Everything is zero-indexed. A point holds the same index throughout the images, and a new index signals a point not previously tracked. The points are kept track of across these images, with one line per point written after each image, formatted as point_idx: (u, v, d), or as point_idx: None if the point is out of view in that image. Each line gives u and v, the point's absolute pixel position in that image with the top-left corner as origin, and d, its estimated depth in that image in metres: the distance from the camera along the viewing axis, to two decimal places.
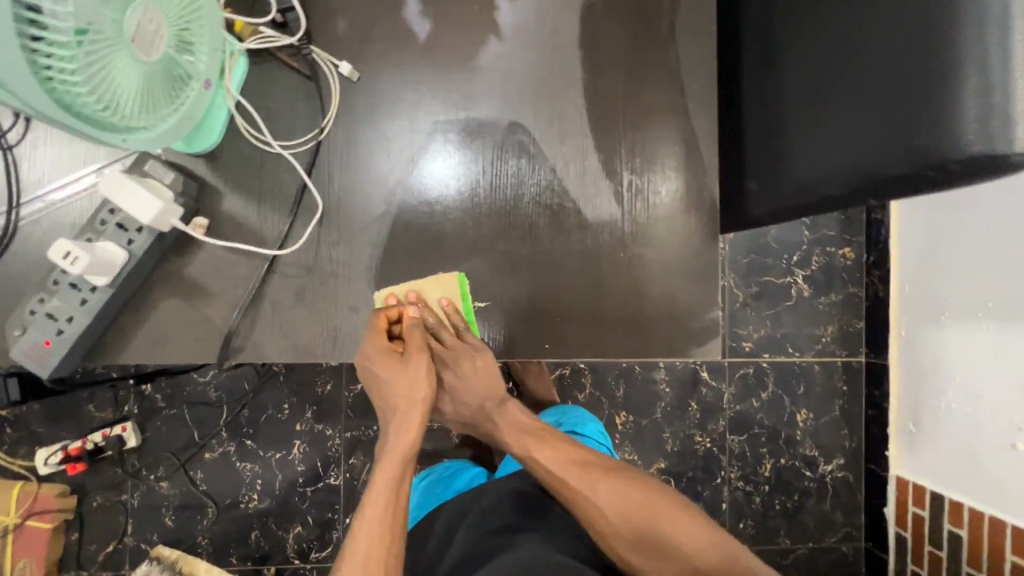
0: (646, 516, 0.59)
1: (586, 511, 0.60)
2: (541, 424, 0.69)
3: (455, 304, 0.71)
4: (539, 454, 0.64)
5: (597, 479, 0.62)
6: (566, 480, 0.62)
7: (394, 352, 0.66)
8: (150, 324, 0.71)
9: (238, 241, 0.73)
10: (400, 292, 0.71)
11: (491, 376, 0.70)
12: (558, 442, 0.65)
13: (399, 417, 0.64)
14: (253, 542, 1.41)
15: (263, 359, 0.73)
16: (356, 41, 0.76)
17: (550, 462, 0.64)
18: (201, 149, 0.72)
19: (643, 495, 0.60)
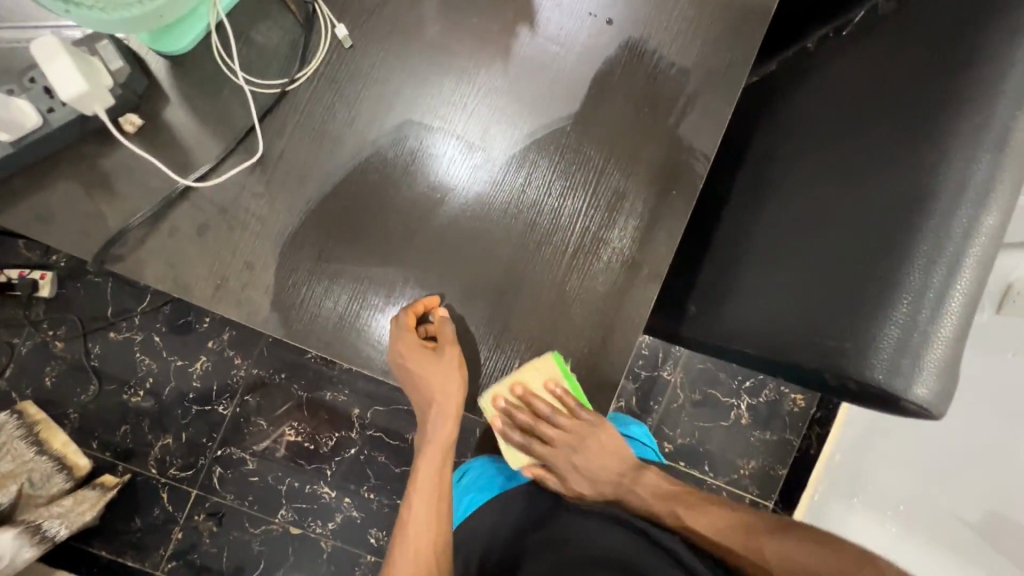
0: (797, 543, 0.63)
1: (747, 562, 0.64)
2: (670, 481, 0.76)
3: (557, 386, 0.72)
4: (687, 518, 0.69)
5: (726, 541, 0.66)
6: (730, 541, 0.66)
7: (426, 346, 0.71)
8: (40, 197, 0.68)
9: (160, 154, 0.70)
10: (507, 399, 0.72)
11: (609, 451, 0.75)
12: (692, 497, 0.73)
13: (436, 409, 0.73)
14: (118, 435, 1.37)
15: (137, 277, 0.69)
16: (363, 10, 0.73)
17: (703, 528, 0.68)
18: (167, 49, 0.68)
19: (821, 546, 0.62)
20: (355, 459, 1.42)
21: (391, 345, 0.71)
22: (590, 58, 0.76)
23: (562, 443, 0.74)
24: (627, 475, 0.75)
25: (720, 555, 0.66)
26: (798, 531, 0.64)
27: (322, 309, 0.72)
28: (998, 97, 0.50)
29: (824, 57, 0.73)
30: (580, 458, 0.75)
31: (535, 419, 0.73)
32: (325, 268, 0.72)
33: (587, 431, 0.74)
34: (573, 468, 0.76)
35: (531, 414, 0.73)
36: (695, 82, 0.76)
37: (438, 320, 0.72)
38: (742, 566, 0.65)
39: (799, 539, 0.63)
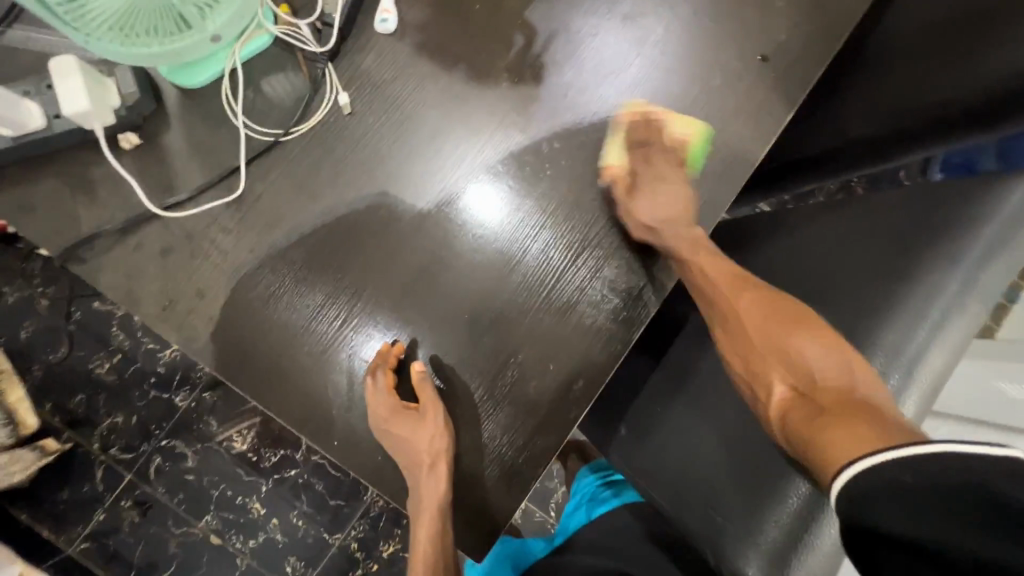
0: (806, 339, 0.63)
1: (728, 311, 0.69)
2: (698, 230, 0.76)
3: (688, 145, 0.79)
4: (688, 257, 0.73)
5: (721, 283, 0.71)
6: (720, 283, 0.71)
7: (408, 408, 0.73)
8: (25, 188, 0.72)
9: (148, 173, 0.74)
10: (640, 118, 0.79)
11: (673, 200, 0.77)
12: (709, 252, 0.74)
13: (428, 471, 0.72)
14: (71, 403, 1.38)
15: (94, 282, 0.72)
16: (370, 82, 0.77)
17: (703, 265, 0.73)
18: (184, 83, 0.73)
19: (778, 300, 0.67)
20: (294, 482, 1.40)
21: (372, 411, 0.73)
22: (574, 168, 0.78)
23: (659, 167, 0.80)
24: (680, 220, 0.76)
25: (706, 286, 0.72)
26: (804, 323, 0.64)
27: (263, 348, 0.74)
28: (919, 323, 0.60)
29: (800, 221, 0.75)
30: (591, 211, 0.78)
31: (653, 143, 0.80)
32: (276, 308, 0.74)
33: (669, 192, 0.78)
34: (652, 197, 0.77)
35: (651, 136, 0.80)
36: (670, 212, 0.78)
37: (419, 376, 0.74)
38: (726, 316, 0.70)
39: (800, 335, 0.63)
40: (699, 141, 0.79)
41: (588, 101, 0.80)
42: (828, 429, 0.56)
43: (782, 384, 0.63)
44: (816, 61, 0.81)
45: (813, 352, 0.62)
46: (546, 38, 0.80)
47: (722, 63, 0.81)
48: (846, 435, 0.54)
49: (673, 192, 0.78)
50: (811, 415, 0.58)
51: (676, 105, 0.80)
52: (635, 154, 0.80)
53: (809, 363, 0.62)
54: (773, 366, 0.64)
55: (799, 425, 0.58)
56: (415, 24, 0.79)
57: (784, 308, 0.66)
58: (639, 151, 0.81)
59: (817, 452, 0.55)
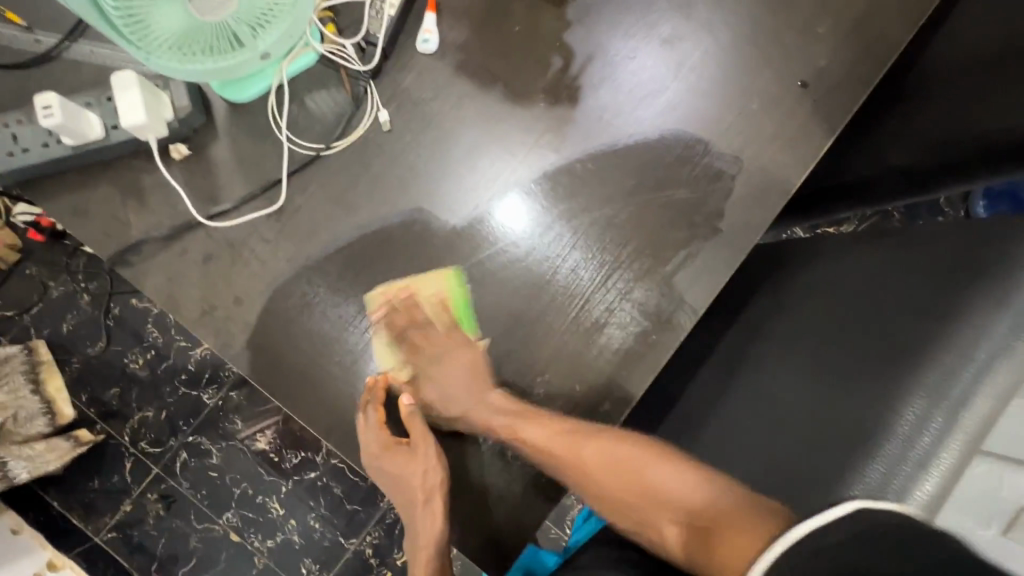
0: (662, 473, 0.65)
1: (578, 470, 0.68)
2: (516, 401, 0.73)
3: (447, 302, 0.77)
4: (524, 433, 0.71)
5: (562, 451, 0.69)
6: (557, 452, 0.69)
7: (399, 443, 0.75)
8: (81, 193, 0.75)
9: (195, 183, 0.77)
10: (395, 293, 0.76)
11: (467, 376, 0.75)
12: (535, 416, 0.72)
13: (423, 507, 0.73)
14: (105, 396, 1.43)
15: (139, 285, 0.75)
16: (409, 100, 0.79)
17: (535, 438, 0.70)
18: (232, 97, 0.77)
19: (617, 440, 0.68)
20: (312, 484, 1.41)
21: (363, 447, 0.74)
22: (606, 190, 0.79)
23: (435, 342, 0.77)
24: (478, 387, 0.74)
25: (550, 463, 0.70)
26: (653, 457, 0.66)
27: (294, 355, 0.75)
28: (959, 365, 0.51)
29: (839, 252, 0.74)
30: (436, 377, 0.76)
31: (410, 319, 0.76)
32: (310, 317, 0.76)
33: (461, 364, 0.75)
34: (435, 382, 0.76)
35: (410, 310, 0.76)
36: (702, 236, 0.78)
37: (409, 413, 0.76)
38: (589, 485, 0.69)
39: (646, 470, 0.66)
40: (456, 293, 0.77)
41: (623, 124, 0.80)
42: (710, 551, 0.56)
43: (669, 524, 0.62)
44: (857, 89, 0.80)
45: (669, 480, 0.64)
46: (582, 60, 0.81)
47: (760, 89, 0.81)
48: (735, 543, 0.53)
49: (454, 362, 0.75)
50: (701, 542, 0.58)
51: (711, 131, 0.80)
52: (403, 350, 0.76)
53: (668, 490, 0.63)
54: (656, 511, 0.64)
55: (700, 555, 0.57)
56: (455, 45, 0.80)
57: (633, 455, 0.67)
58: (402, 345, 0.76)
59: (714, 570, 0.55)
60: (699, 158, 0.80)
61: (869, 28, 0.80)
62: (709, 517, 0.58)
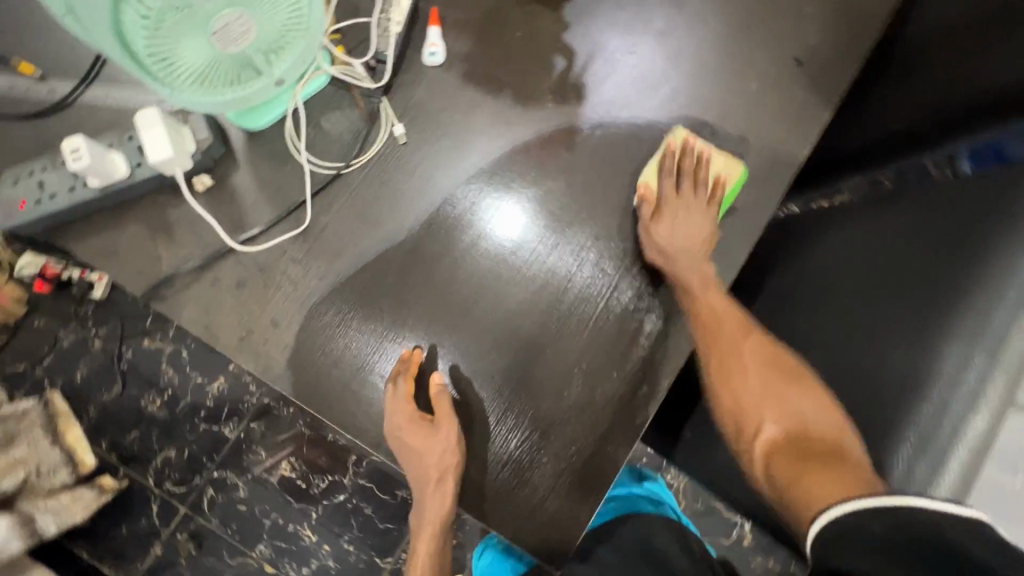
0: (802, 399, 0.65)
1: (727, 353, 0.69)
2: (702, 275, 0.75)
3: (727, 182, 0.78)
4: (698, 295, 0.73)
5: (730, 333, 0.70)
6: (725, 323, 0.71)
7: (423, 419, 0.74)
8: (109, 233, 0.77)
9: (220, 213, 0.78)
10: (678, 149, 0.78)
11: (689, 231, 0.75)
12: (721, 297, 0.73)
13: (434, 485, 0.74)
14: (127, 439, 1.42)
15: (173, 318, 0.76)
16: (422, 112, 0.81)
17: (710, 305, 0.72)
18: (249, 125, 0.78)
19: (778, 352, 0.69)
20: (342, 506, 1.41)
21: (389, 418, 0.74)
22: (620, 181, 0.81)
23: (687, 194, 0.77)
24: (697, 243, 0.76)
25: (708, 342, 0.70)
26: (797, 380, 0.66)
27: (334, 371, 0.77)
28: (993, 307, 0.55)
29: (850, 219, 0.77)
30: (668, 214, 0.76)
31: (693, 172, 0.78)
32: (345, 332, 0.77)
33: (694, 225, 0.76)
34: (671, 220, 0.76)
35: (690, 167, 0.78)
36: (718, 215, 0.80)
37: (438, 389, 0.75)
38: (720, 386, 0.69)
39: (795, 388, 0.66)
40: (733, 186, 0.78)
41: (629, 116, 0.83)
42: (803, 474, 0.59)
43: (772, 425, 0.64)
44: (849, 61, 0.83)
45: (809, 409, 0.64)
46: (584, 59, 0.84)
47: (757, 70, 0.84)
48: (827, 484, 0.56)
49: (703, 218, 0.76)
50: (799, 458, 0.60)
51: (713, 114, 0.83)
52: (667, 183, 0.78)
53: (807, 417, 0.63)
54: (778, 415, 0.65)
55: (786, 473, 0.60)
56: (461, 56, 0.83)
57: (784, 388, 0.66)
58: (671, 178, 0.78)
59: (793, 495, 0.58)
60: (706, 142, 0.82)
61: (853, 4, 0.84)
62: (818, 449, 0.60)
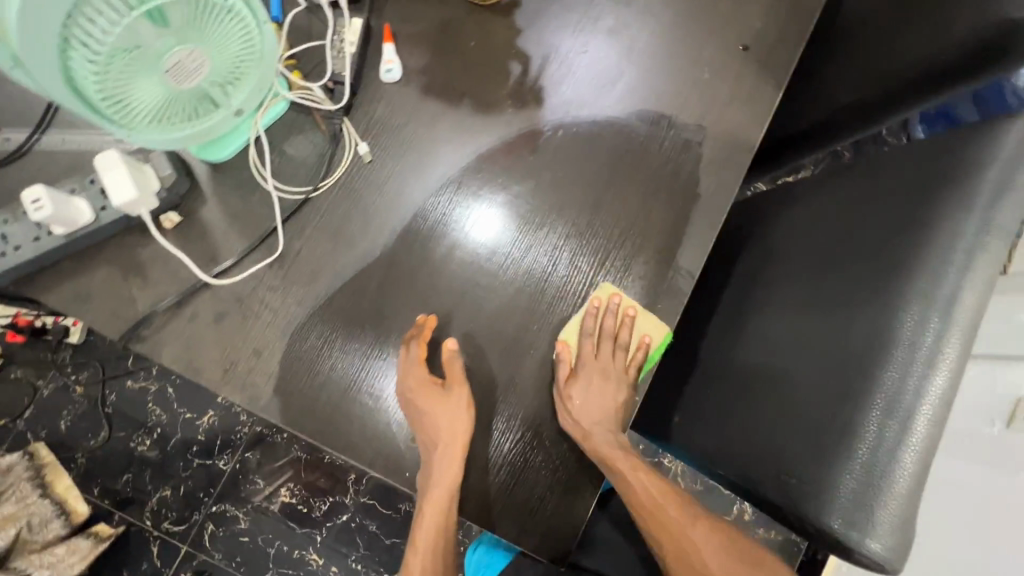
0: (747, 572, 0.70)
1: (665, 547, 0.75)
2: (620, 424, 0.78)
3: (649, 345, 0.79)
4: (631, 479, 0.76)
5: (672, 515, 0.76)
6: (658, 502, 0.77)
7: (436, 384, 0.75)
8: (80, 279, 0.76)
9: (192, 247, 0.78)
10: (605, 304, 0.78)
11: (607, 398, 0.77)
12: (640, 469, 0.77)
13: (443, 450, 0.73)
14: (120, 483, 1.40)
15: (154, 358, 0.76)
16: (384, 129, 0.82)
17: (637, 487, 0.76)
18: (213, 158, 0.78)
19: (710, 528, 0.75)
20: (346, 526, 1.41)
21: (401, 381, 0.75)
22: (586, 179, 0.83)
23: (606, 358, 0.78)
24: (610, 419, 0.77)
25: (645, 516, 0.77)
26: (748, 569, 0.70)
27: (322, 394, 0.77)
28: (942, 269, 0.54)
29: (809, 195, 0.80)
30: (589, 383, 0.77)
31: (614, 332, 0.78)
32: (330, 354, 0.77)
33: (601, 388, 0.77)
34: (586, 386, 0.77)
35: (612, 327, 0.78)
36: (684, 203, 0.82)
37: (450, 354, 0.76)
38: (670, 549, 0.74)
39: (722, 568, 0.71)
40: (660, 345, 0.79)
41: (589, 115, 0.85)
42: None
43: None
44: (793, 43, 0.86)
45: None
46: (539, 63, 0.86)
47: (707, 59, 0.86)
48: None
49: (612, 412, 0.78)
50: None
51: (670, 105, 0.85)
52: (586, 343, 0.77)
53: None
54: None
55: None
56: (417, 70, 0.84)
57: (717, 548, 0.73)
58: (592, 340, 0.78)
59: None
60: (665, 133, 0.84)
61: None
62: None
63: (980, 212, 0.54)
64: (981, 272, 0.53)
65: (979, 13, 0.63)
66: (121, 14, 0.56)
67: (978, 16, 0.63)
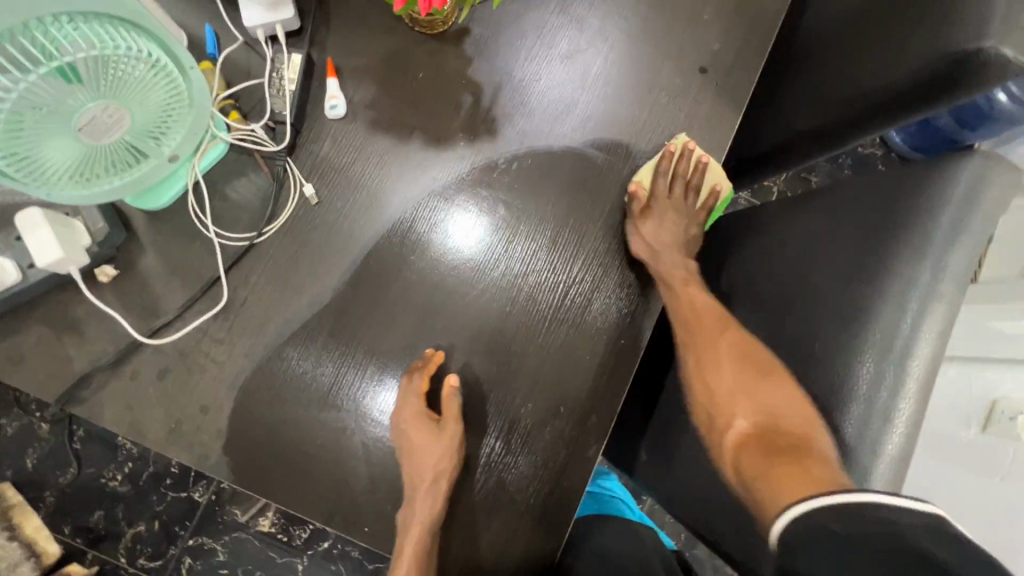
0: (769, 386, 0.63)
1: (699, 353, 0.70)
2: (684, 265, 0.79)
3: (721, 191, 0.85)
4: (685, 288, 0.76)
5: (700, 326, 0.71)
6: (699, 311, 0.73)
7: (430, 418, 0.74)
8: (13, 341, 0.72)
9: (130, 302, 0.74)
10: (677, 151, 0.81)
11: (671, 228, 0.82)
12: (690, 285, 0.77)
13: (426, 488, 0.72)
14: (92, 519, 1.33)
15: (95, 420, 0.72)
16: (331, 168, 0.79)
17: (688, 295, 0.75)
18: (150, 207, 0.74)
19: (751, 351, 0.67)
20: (328, 553, 1.37)
21: (397, 411, 0.75)
22: (543, 213, 0.80)
23: (676, 198, 0.84)
24: (677, 246, 0.81)
25: (689, 323, 0.72)
26: (771, 376, 0.63)
27: (276, 449, 0.74)
28: (896, 321, 0.55)
29: (770, 223, 0.78)
30: (660, 215, 0.81)
31: (686, 176, 0.83)
32: (282, 407, 0.74)
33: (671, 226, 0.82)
34: (659, 222, 0.81)
35: (685, 169, 0.82)
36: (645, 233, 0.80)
37: (449, 391, 0.74)
38: (696, 366, 0.70)
39: (765, 386, 0.63)
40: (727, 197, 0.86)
41: (546, 145, 0.82)
42: (773, 464, 0.57)
43: (743, 419, 0.63)
44: (751, 65, 0.84)
45: (781, 402, 0.61)
46: (491, 92, 0.83)
47: (664, 83, 0.84)
48: (791, 476, 0.54)
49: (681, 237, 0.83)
50: (764, 451, 0.59)
51: (629, 131, 0.83)
52: (662, 181, 0.82)
53: (777, 409, 0.61)
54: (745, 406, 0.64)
55: (753, 465, 0.59)
56: (364, 104, 0.80)
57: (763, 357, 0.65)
58: (666, 181, 0.82)
59: (759, 486, 0.56)
60: (624, 161, 0.82)
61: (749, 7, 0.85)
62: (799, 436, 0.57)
63: (933, 262, 0.55)
64: (934, 324, 0.54)
65: (932, 43, 0.61)
66: (21, 74, 0.53)
67: (934, 44, 0.61)
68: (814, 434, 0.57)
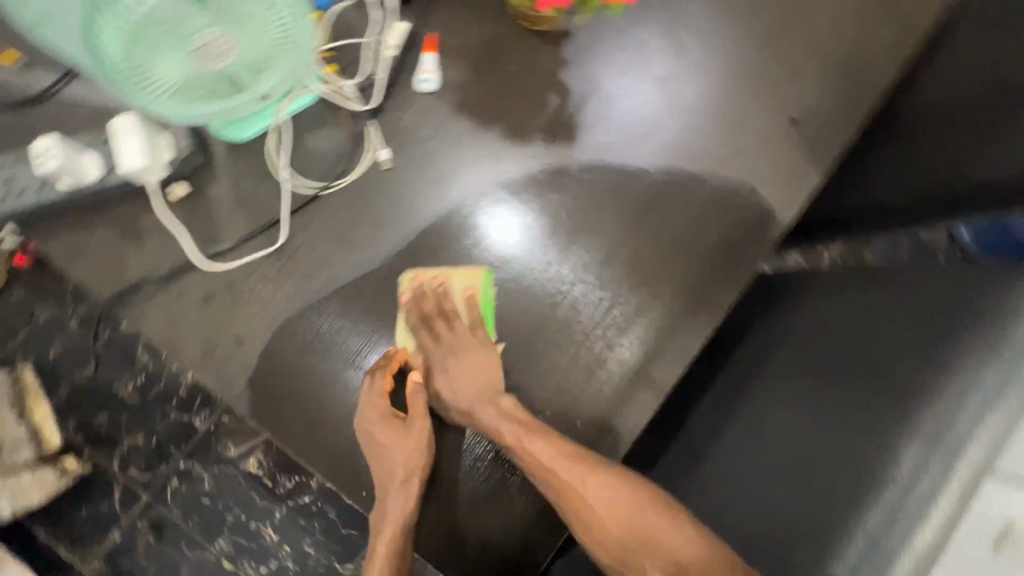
0: (654, 524, 0.60)
1: (575, 498, 0.64)
2: (512, 401, 0.71)
3: (474, 296, 0.75)
4: (529, 446, 0.67)
5: (564, 469, 0.66)
6: (560, 470, 0.66)
7: (396, 415, 0.72)
8: (81, 236, 0.76)
9: (193, 224, 0.77)
10: (424, 280, 0.75)
11: (477, 372, 0.72)
12: (531, 433, 0.68)
13: (398, 489, 0.69)
14: None
15: (135, 328, 0.75)
16: (408, 139, 0.80)
17: (535, 452, 0.67)
18: (233, 137, 0.77)
19: (625, 488, 0.64)
20: None
21: (361, 411, 0.72)
22: (603, 227, 0.80)
23: (454, 331, 0.74)
24: (492, 381, 0.72)
25: (552, 486, 0.66)
26: (647, 503, 0.62)
27: (295, 396, 0.75)
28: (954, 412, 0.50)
29: None
30: (449, 360, 0.73)
31: (439, 308, 0.74)
32: (311, 356, 0.75)
33: (475, 358, 0.73)
34: (443, 372, 0.73)
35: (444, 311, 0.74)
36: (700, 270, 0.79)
37: (413, 387, 0.72)
38: (581, 523, 0.64)
39: (650, 521, 0.61)
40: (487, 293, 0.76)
41: (620, 162, 0.82)
42: None
43: None
44: (843, 128, 0.82)
45: (670, 537, 0.59)
46: (577, 100, 0.83)
47: (751, 127, 0.83)
48: None
49: (482, 366, 0.73)
50: None
51: (706, 166, 0.82)
52: (421, 333, 0.74)
53: (669, 547, 0.59)
54: (653, 564, 0.60)
55: None
56: (454, 85, 0.82)
57: (629, 516, 0.62)
58: (423, 330, 0.74)
59: None
60: (695, 194, 0.81)
61: (854, 70, 0.83)
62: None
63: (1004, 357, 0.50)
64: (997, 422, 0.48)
65: None
66: None
67: None
68: (713, 566, 0.55)
